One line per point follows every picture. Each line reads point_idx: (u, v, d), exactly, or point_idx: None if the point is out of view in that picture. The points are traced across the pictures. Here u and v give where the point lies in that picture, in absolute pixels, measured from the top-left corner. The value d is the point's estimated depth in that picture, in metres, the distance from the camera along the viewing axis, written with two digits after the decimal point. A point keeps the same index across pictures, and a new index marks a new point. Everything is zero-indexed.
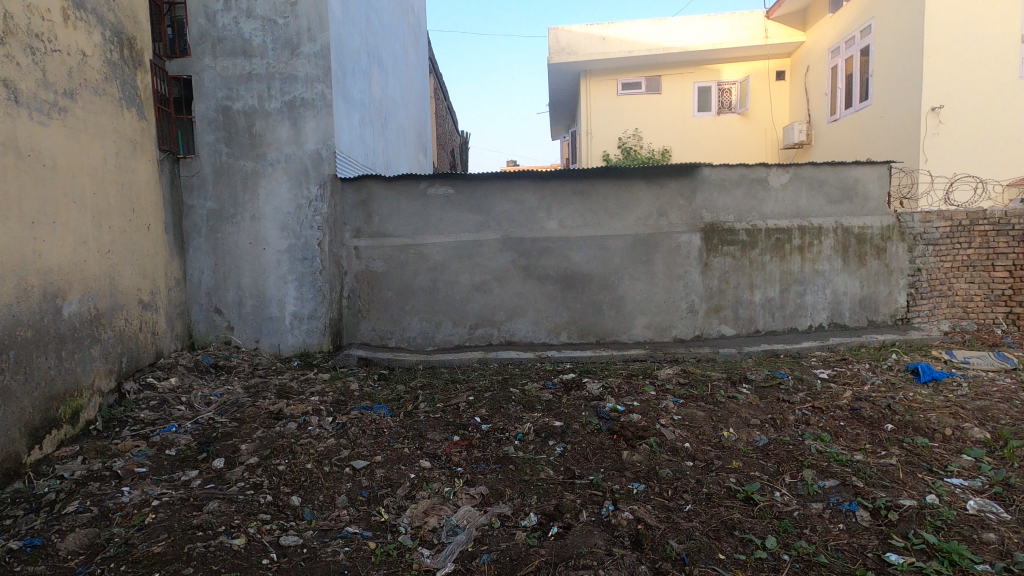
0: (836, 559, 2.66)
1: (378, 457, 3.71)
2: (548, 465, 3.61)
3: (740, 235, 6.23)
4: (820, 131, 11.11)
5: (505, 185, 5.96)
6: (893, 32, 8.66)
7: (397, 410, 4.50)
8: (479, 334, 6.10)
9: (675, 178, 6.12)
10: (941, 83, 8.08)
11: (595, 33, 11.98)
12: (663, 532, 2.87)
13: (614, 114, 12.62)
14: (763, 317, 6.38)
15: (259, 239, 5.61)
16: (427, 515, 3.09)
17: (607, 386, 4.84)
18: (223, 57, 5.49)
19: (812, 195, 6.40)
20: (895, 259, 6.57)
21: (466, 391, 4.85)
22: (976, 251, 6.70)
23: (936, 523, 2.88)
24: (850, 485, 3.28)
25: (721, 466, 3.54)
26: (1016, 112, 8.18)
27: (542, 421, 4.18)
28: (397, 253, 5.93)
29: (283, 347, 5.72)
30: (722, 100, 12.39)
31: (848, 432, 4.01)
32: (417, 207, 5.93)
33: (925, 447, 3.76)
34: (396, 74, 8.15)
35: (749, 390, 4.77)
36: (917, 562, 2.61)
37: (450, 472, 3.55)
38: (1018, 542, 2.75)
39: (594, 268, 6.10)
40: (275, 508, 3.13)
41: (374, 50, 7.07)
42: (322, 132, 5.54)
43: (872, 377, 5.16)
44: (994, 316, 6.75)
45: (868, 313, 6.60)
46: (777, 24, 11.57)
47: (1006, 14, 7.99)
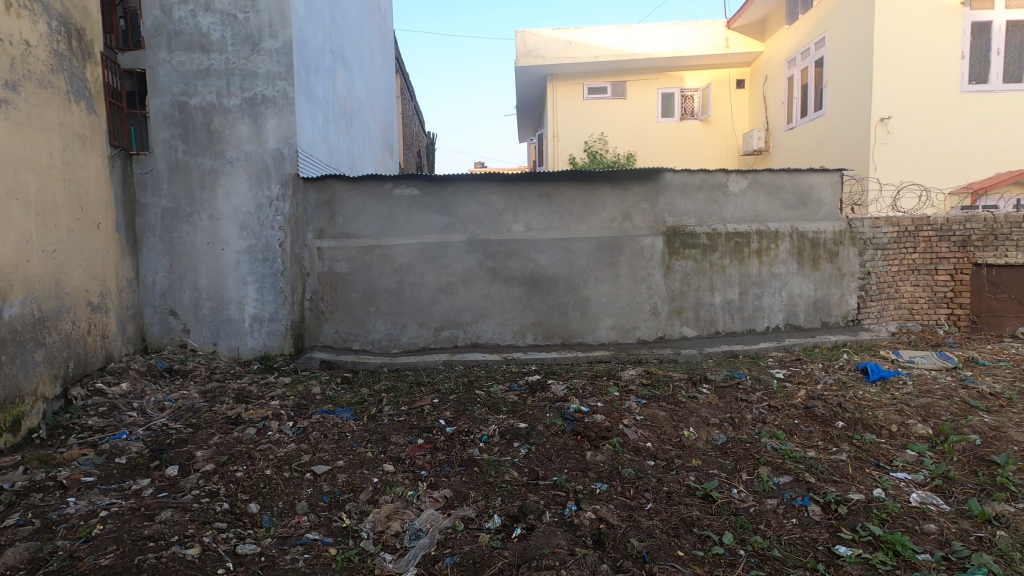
0: (789, 553, 2.75)
1: (340, 461, 3.65)
2: (512, 466, 3.62)
3: (701, 239, 6.39)
4: (778, 139, 11.50)
5: (471, 186, 5.95)
6: (845, 45, 9.05)
7: (361, 413, 4.44)
8: (445, 336, 6.07)
9: (640, 182, 6.23)
10: (890, 95, 8.49)
11: (562, 37, 12.08)
12: (624, 531, 2.91)
13: (581, 118, 12.75)
14: (723, 318, 6.56)
15: (218, 239, 5.45)
16: (389, 520, 3.06)
17: (572, 387, 4.89)
18: (180, 51, 5.31)
19: (769, 201, 6.62)
20: (846, 263, 6.85)
21: (431, 394, 4.82)
22: (921, 256, 7.07)
23: (882, 515, 3.02)
24: (803, 481, 3.40)
25: (682, 464, 3.62)
26: (961, 126, 8.59)
27: (507, 422, 4.19)
28: (362, 254, 5.85)
29: (243, 351, 5.58)
30: (685, 106, 12.67)
31: (801, 429, 4.15)
32: (382, 208, 5.86)
33: (873, 443, 3.93)
34: (361, 73, 8.06)
35: (709, 390, 4.89)
36: (863, 554, 2.73)
37: (413, 476, 3.52)
38: (956, 532, 2.90)
39: (560, 271, 6.15)
40: (232, 516, 3.05)
41: (339, 48, 6.97)
42: (285, 130, 5.43)
43: (825, 376, 5.36)
44: (937, 318, 7.15)
45: (821, 314, 6.85)
46: (737, 35, 11.93)
47: (951, 32, 8.41)
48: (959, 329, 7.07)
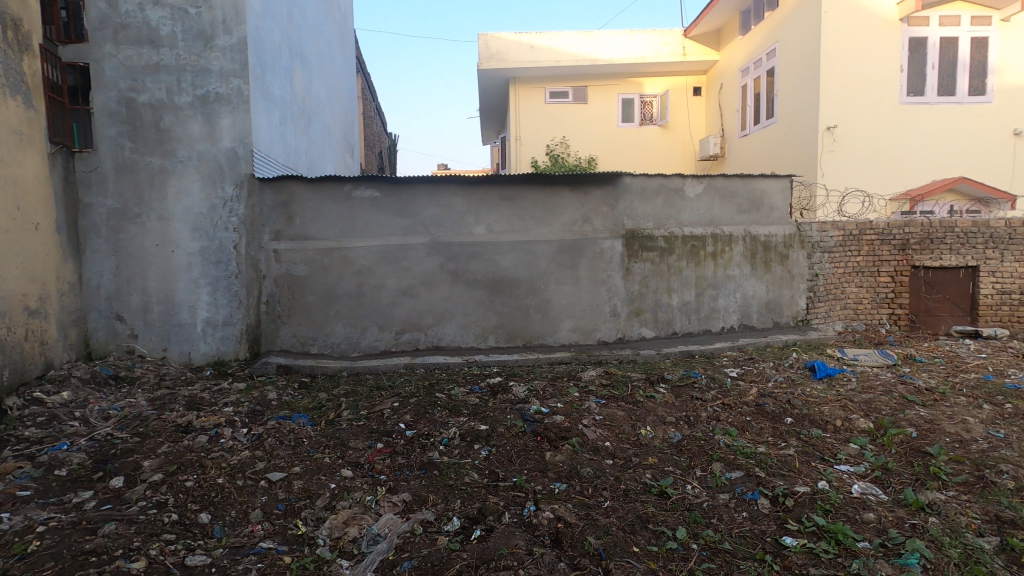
0: (739, 545, 2.86)
1: (296, 467, 3.58)
2: (472, 468, 3.62)
3: (658, 242, 6.54)
4: (732, 145, 11.86)
5: (433, 188, 5.93)
6: (794, 57, 9.44)
7: (318, 418, 4.36)
8: (406, 339, 6.02)
9: (600, 185, 6.32)
10: (836, 105, 8.89)
11: (524, 41, 12.17)
12: (582, 529, 2.96)
13: (543, 121, 12.87)
14: (680, 319, 6.73)
15: (168, 240, 5.27)
16: (347, 526, 3.02)
17: (533, 389, 4.92)
18: (127, 45, 5.11)
19: (723, 205, 6.83)
20: (796, 265, 7.15)
21: (391, 397, 4.77)
22: (864, 259, 7.42)
23: (826, 506, 3.16)
24: (754, 475, 3.53)
25: (639, 462, 3.70)
26: (900, 135, 9.07)
27: (468, 425, 4.19)
28: (320, 256, 5.74)
29: (195, 356, 5.40)
30: (644, 112, 12.95)
31: (753, 425, 4.31)
32: (341, 209, 5.77)
33: (818, 438, 4.10)
34: (321, 73, 7.93)
35: (666, 390, 5.00)
36: (808, 543, 2.86)
37: (372, 481, 3.48)
38: (892, 520, 3.06)
39: (522, 273, 6.19)
40: (181, 527, 2.95)
41: (298, 47, 6.85)
42: (240, 129, 5.31)
43: (775, 374, 5.57)
44: (880, 317, 7.50)
45: (773, 315, 7.12)
46: (694, 43, 12.29)
47: (891, 47, 8.89)
48: (899, 328, 7.47)
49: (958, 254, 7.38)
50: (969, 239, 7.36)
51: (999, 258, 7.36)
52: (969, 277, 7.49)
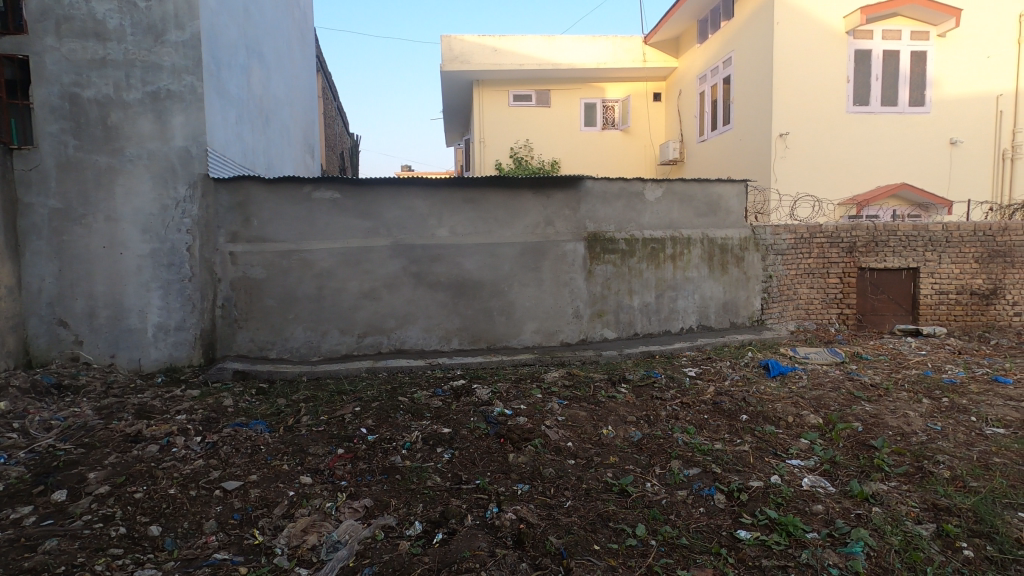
0: (696, 540, 2.94)
1: (253, 476, 3.49)
2: (435, 472, 3.60)
3: (620, 244, 6.66)
4: (691, 150, 12.17)
5: (396, 190, 5.86)
6: (749, 65, 9.77)
7: (277, 425, 4.26)
8: (368, 342, 5.93)
9: (562, 189, 6.39)
10: (788, 112, 9.24)
11: (487, 43, 12.18)
12: (544, 529, 2.99)
13: (506, 124, 12.92)
14: (641, 320, 6.86)
15: (116, 242, 5.06)
16: (306, 533, 2.97)
17: (496, 391, 4.93)
18: (71, 38, 4.88)
19: (682, 209, 7.01)
20: (751, 267, 7.38)
21: (353, 402, 4.69)
22: (815, 261, 7.72)
23: (777, 500, 3.28)
24: (710, 472, 3.63)
25: (600, 462, 3.76)
26: (847, 143, 9.49)
27: (430, 428, 4.16)
28: (278, 259, 5.59)
29: (146, 363, 5.20)
30: (606, 116, 13.14)
31: (710, 423, 4.42)
32: (300, 210, 5.64)
33: (772, 434, 4.25)
34: (280, 71, 7.76)
35: (627, 390, 5.10)
36: (761, 536, 2.96)
37: (333, 487, 3.42)
38: (839, 511, 3.20)
39: (485, 275, 6.19)
40: (130, 541, 2.84)
41: (255, 44, 6.68)
42: (193, 128, 5.14)
43: (732, 373, 5.74)
44: (830, 317, 7.82)
45: (730, 315, 7.33)
46: (654, 50, 12.58)
47: (838, 58, 9.31)
48: (847, 327, 7.80)
49: (900, 256, 7.77)
50: (910, 242, 7.75)
51: (937, 260, 7.78)
52: (910, 278, 7.89)
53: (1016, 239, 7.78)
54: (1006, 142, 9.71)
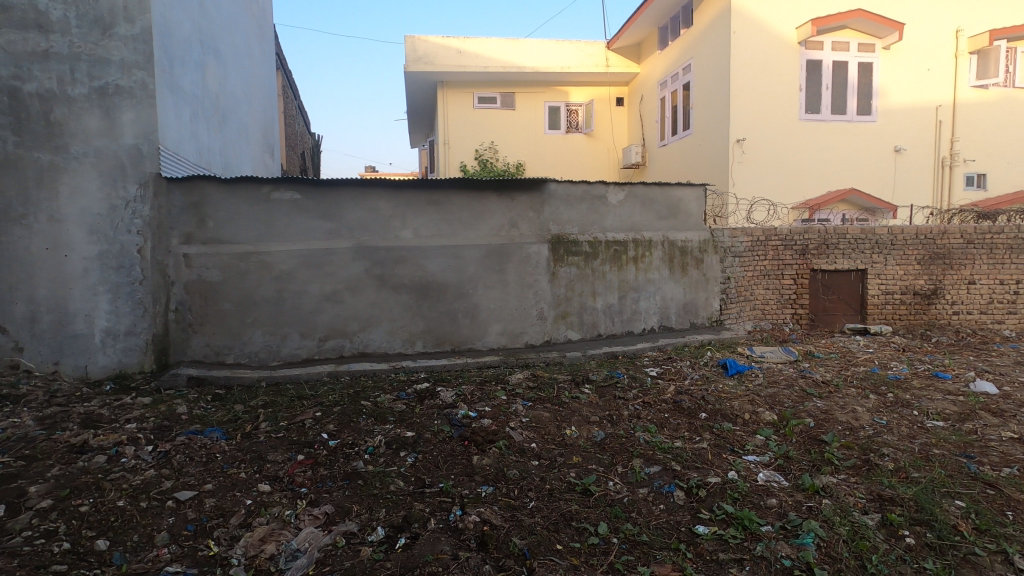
0: (656, 536, 3.01)
1: (208, 485, 3.38)
2: (398, 476, 3.56)
3: (583, 247, 6.74)
4: (652, 154, 12.41)
5: (358, 191, 5.77)
6: (707, 73, 10.05)
7: (234, 432, 4.14)
8: (330, 346, 5.82)
9: (526, 191, 6.42)
10: (745, 119, 9.53)
11: (451, 45, 12.17)
12: (507, 531, 3.00)
13: (471, 126, 12.90)
14: (604, 321, 6.96)
15: (60, 243, 4.82)
16: (264, 543, 2.90)
17: (460, 393, 4.91)
18: (10, 29, 4.63)
19: (644, 212, 7.15)
20: (710, 269, 7.59)
21: (314, 407, 4.60)
22: (770, 263, 7.99)
23: (735, 495, 3.37)
24: (670, 469, 3.71)
25: (564, 462, 3.80)
26: (800, 149, 9.85)
27: (394, 432, 4.11)
28: (236, 261, 5.44)
29: (93, 369, 4.97)
30: (570, 120, 13.29)
31: (670, 422, 4.52)
32: (259, 211, 5.50)
33: (729, 431, 4.37)
34: (237, 68, 7.56)
35: (590, 390, 5.17)
36: (718, 531, 3.05)
37: (292, 494, 3.35)
38: (792, 504, 3.32)
39: (449, 277, 6.17)
40: (74, 557, 2.72)
41: (211, 39, 6.49)
42: (144, 125, 4.96)
43: (692, 372, 5.89)
44: (784, 317, 8.11)
45: (689, 316, 7.52)
46: (616, 56, 12.81)
47: (791, 68, 9.67)
48: (801, 327, 8.10)
49: (850, 258, 8.11)
50: (858, 245, 8.11)
51: (883, 262, 8.16)
52: (859, 279, 8.24)
53: (954, 243, 8.23)
54: (945, 150, 10.25)
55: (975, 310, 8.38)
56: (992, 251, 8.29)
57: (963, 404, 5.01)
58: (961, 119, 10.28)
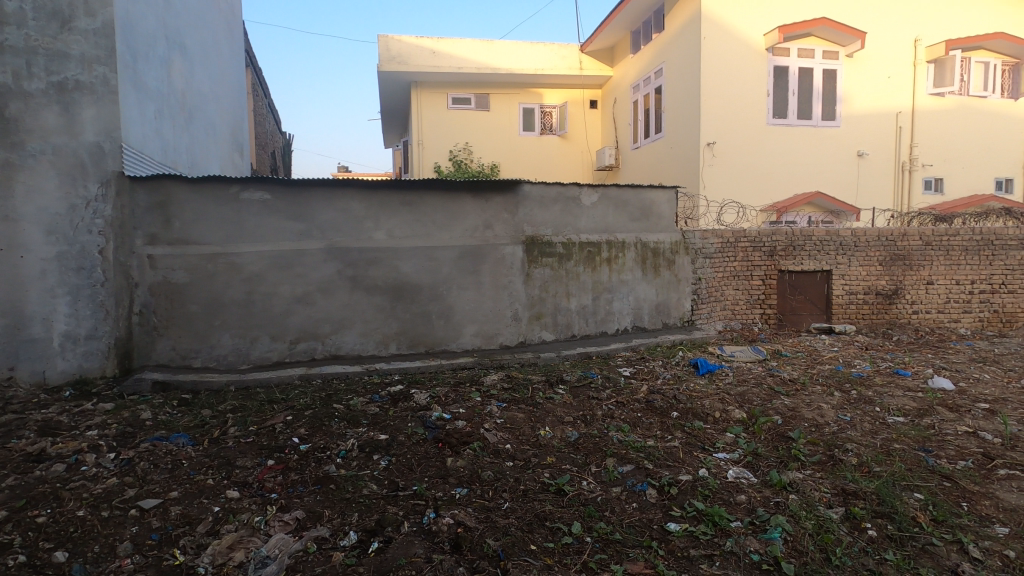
0: (629, 534, 3.04)
1: (174, 492, 3.29)
2: (371, 480, 3.53)
3: (557, 248, 6.77)
4: (626, 156, 12.55)
5: (330, 192, 5.69)
6: (679, 77, 10.22)
7: (201, 437, 4.03)
8: (301, 349, 5.72)
9: (500, 193, 6.43)
10: (715, 123, 9.71)
11: (425, 45, 12.11)
12: (481, 532, 3.00)
13: (445, 127, 12.85)
14: (578, 322, 7.01)
15: (16, 244, 4.63)
16: (232, 550, 2.83)
17: (434, 395, 4.88)
18: None
19: (617, 214, 7.23)
20: (681, 270, 7.71)
21: (284, 411, 4.51)
22: (740, 264, 8.16)
23: (705, 492, 3.43)
24: (643, 468, 3.76)
25: (538, 462, 3.81)
26: (768, 153, 10.09)
27: (367, 435, 4.07)
28: (203, 262, 5.31)
29: (51, 375, 4.78)
30: (545, 122, 13.36)
31: (643, 421, 4.58)
32: (227, 211, 5.38)
33: (700, 429, 4.45)
34: (204, 64, 7.38)
35: (564, 390, 5.20)
36: (689, 528, 3.10)
37: (262, 500, 3.29)
38: (760, 500, 3.40)
39: (423, 279, 6.13)
40: (31, 570, 2.62)
41: (176, 35, 6.32)
42: (106, 122, 4.81)
43: (664, 372, 5.98)
44: (753, 317, 8.29)
45: (662, 316, 7.63)
46: (590, 59, 12.93)
47: (759, 73, 9.91)
48: (769, 326, 8.30)
49: (816, 259, 8.34)
50: (823, 246, 8.34)
51: (847, 263, 8.41)
52: (824, 280, 8.46)
53: (913, 245, 8.53)
54: (905, 155, 10.62)
55: (934, 309, 8.69)
56: (949, 253, 8.62)
57: (921, 400, 5.20)
58: (920, 125, 10.67)
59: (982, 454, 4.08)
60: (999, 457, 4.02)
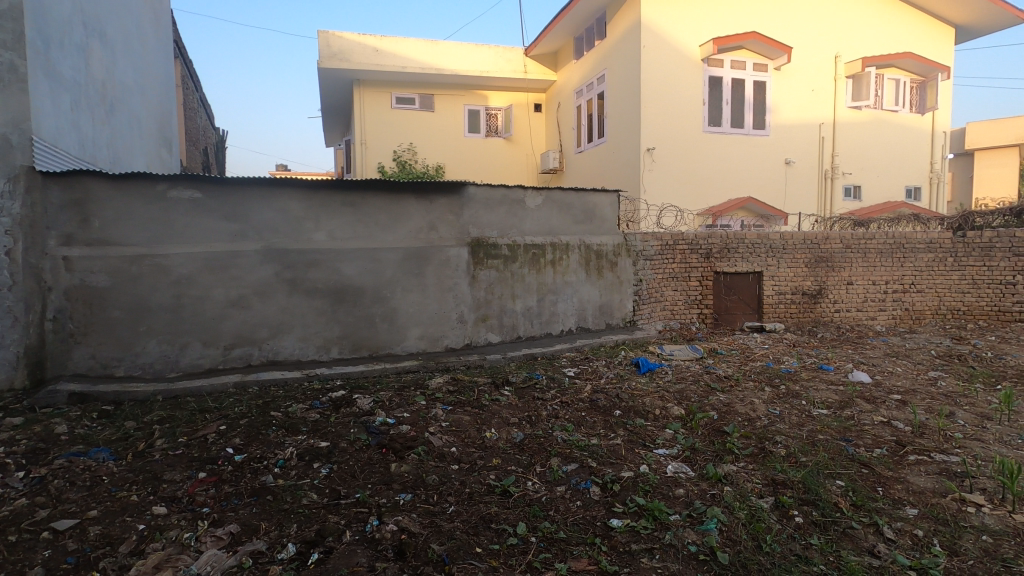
0: (572, 532, 3.09)
1: (93, 511, 3.07)
2: (311, 489, 3.41)
3: (502, 250, 6.80)
4: (569, 160, 12.74)
5: (267, 191, 5.48)
6: (620, 84, 10.49)
7: (124, 451, 3.78)
8: (236, 355, 5.47)
9: (445, 195, 6.38)
10: (654, 129, 10.04)
11: (368, 43, 11.89)
12: (425, 538, 2.96)
13: (389, 127, 12.64)
14: (523, 324, 7.07)
15: None
16: (159, 570, 2.67)
17: (378, 400, 4.78)
18: None
19: (561, 216, 7.33)
20: (623, 272, 7.92)
21: (217, 420, 4.29)
22: (679, 266, 8.47)
23: (645, 487, 3.53)
24: (586, 466, 3.82)
25: (483, 464, 3.81)
26: (704, 159, 10.52)
27: (306, 443, 3.93)
28: (126, 264, 4.98)
29: None
30: (490, 124, 13.39)
31: (587, 420, 4.66)
32: (154, 211, 5.07)
33: (641, 426, 4.58)
34: (127, 54, 6.93)
35: (510, 392, 5.22)
36: (631, 523, 3.18)
37: (192, 515, 3.12)
38: (697, 493, 3.53)
39: (366, 281, 6.00)
40: None
41: (96, 22, 5.91)
42: (14, 113, 4.42)
43: (607, 371, 6.12)
44: (691, 316, 8.63)
45: (605, 317, 7.81)
46: (534, 63, 13.11)
47: (695, 83, 10.31)
48: (705, 325, 8.66)
49: (748, 262, 8.76)
50: (755, 248, 8.77)
51: (777, 265, 8.88)
52: (756, 280, 8.90)
53: (835, 247, 9.11)
54: (827, 163, 11.34)
55: (854, 308, 9.32)
56: (866, 255, 9.27)
57: (842, 393, 5.57)
58: (840, 136, 11.42)
59: (895, 442, 4.41)
60: (909, 444, 4.36)
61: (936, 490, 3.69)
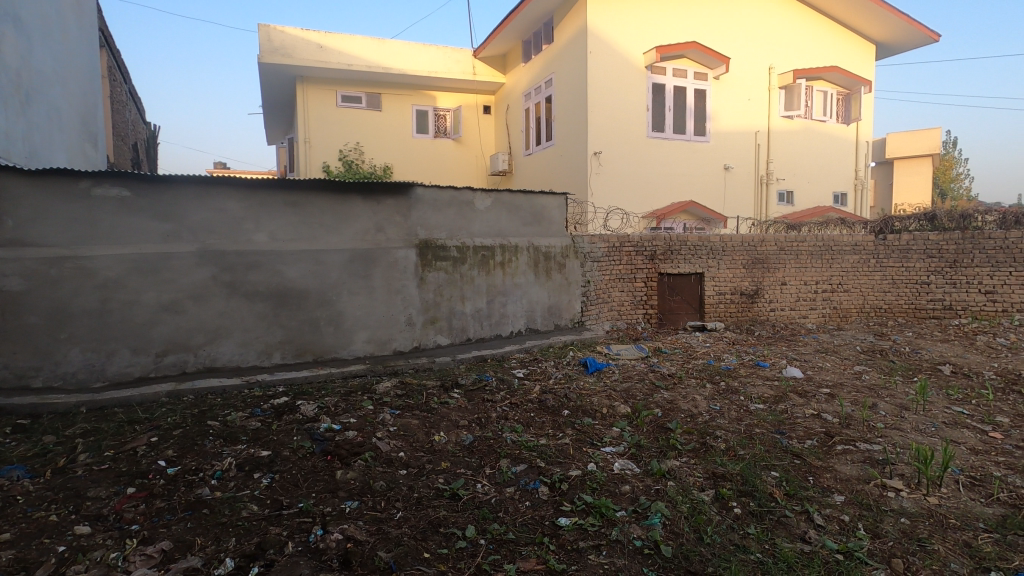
0: (522, 533, 3.11)
1: (5, 535, 2.84)
2: (251, 500, 3.28)
3: (451, 252, 6.77)
4: (519, 162, 12.82)
5: (203, 190, 5.23)
6: (567, 88, 10.65)
7: (43, 468, 3.52)
8: (169, 362, 5.19)
9: (392, 196, 6.28)
10: (601, 133, 10.25)
11: (311, 39, 11.47)
12: (372, 545, 2.90)
13: (334, 126, 12.33)
14: (473, 325, 7.06)
15: None
16: None
17: (323, 406, 4.65)
18: None
19: (510, 218, 7.36)
20: (572, 273, 8.04)
21: (148, 432, 4.06)
22: (625, 267, 8.67)
23: (593, 485, 3.59)
24: (535, 466, 3.85)
25: (432, 468, 3.77)
26: (648, 163, 10.82)
27: (246, 453, 3.78)
28: (45, 267, 4.63)
29: None
30: (438, 124, 13.29)
31: (536, 421, 4.70)
32: (76, 209, 4.74)
33: (589, 425, 4.66)
34: (45, 41, 6.46)
35: (459, 394, 5.19)
36: (579, 521, 3.23)
37: (120, 534, 2.94)
38: (642, 489, 3.62)
39: (311, 284, 5.83)
40: None
41: (8, 4, 5.48)
42: None
43: (556, 371, 6.19)
44: (637, 316, 8.85)
45: (554, 317, 7.91)
46: (483, 64, 13.09)
47: (640, 89, 10.60)
48: (651, 325, 8.91)
49: (690, 263, 9.07)
50: (697, 250, 9.10)
51: (717, 266, 9.25)
52: (697, 282, 9.24)
53: (770, 249, 9.58)
54: (763, 169, 11.91)
55: (788, 307, 9.82)
56: (798, 257, 9.79)
57: (777, 388, 5.85)
58: (775, 143, 12.01)
59: (824, 433, 4.67)
60: (837, 434, 4.63)
61: (860, 477, 3.94)
